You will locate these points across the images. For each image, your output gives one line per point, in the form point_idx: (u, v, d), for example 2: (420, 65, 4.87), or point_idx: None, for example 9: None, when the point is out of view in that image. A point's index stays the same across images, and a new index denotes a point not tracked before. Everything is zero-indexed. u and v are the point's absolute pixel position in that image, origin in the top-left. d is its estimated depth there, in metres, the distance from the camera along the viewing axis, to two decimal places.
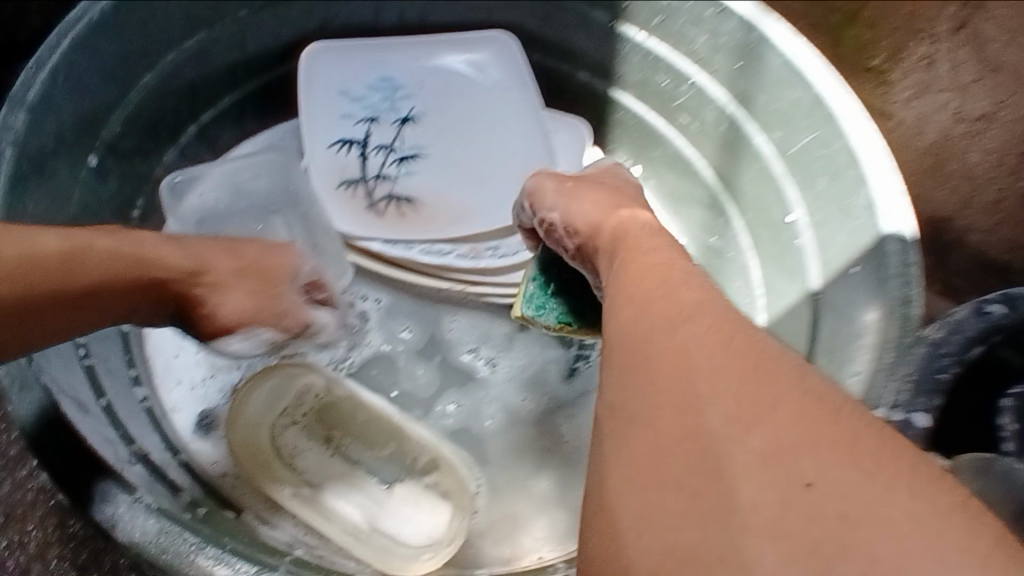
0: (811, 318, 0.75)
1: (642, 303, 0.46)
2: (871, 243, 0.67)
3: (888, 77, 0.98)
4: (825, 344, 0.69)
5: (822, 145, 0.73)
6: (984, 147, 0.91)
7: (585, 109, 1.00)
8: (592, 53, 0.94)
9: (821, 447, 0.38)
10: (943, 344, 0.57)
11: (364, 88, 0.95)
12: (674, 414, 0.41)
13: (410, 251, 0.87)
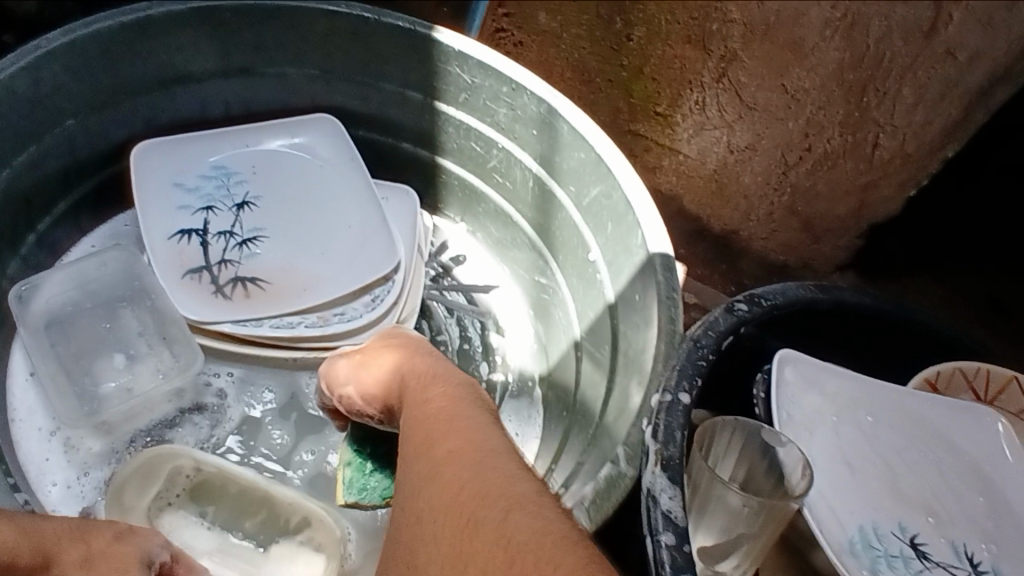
0: (613, 329, 0.92)
1: (422, 442, 0.63)
2: (645, 265, 0.85)
3: (673, 120, 1.13)
4: (622, 365, 0.87)
5: (608, 197, 0.90)
6: (752, 171, 1.14)
7: (410, 177, 1.15)
8: (411, 126, 1.08)
9: (480, 499, 0.55)
10: (701, 339, 0.62)
11: (197, 179, 1.04)
12: (427, 505, 0.58)
13: (261, 328, 0.94)
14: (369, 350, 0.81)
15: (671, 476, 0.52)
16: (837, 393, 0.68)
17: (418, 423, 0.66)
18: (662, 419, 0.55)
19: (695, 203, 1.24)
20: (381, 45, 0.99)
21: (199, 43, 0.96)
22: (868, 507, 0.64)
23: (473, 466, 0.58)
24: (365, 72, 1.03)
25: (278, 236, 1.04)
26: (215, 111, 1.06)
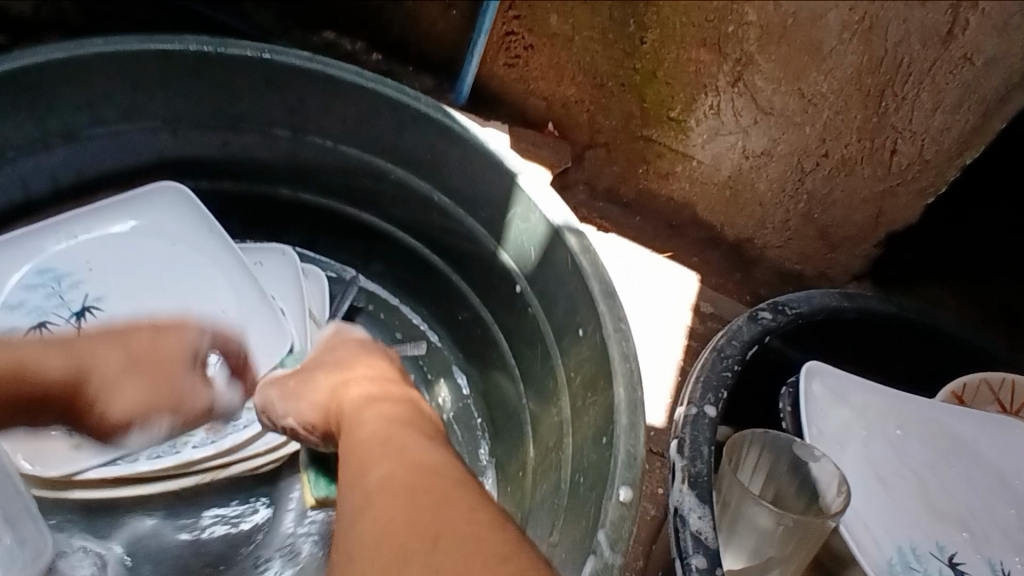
0: (540, 324, 0.69)
1: (374, 474, 0.56)
2: (548, 240, 0.66)
3: (686, 125, 1.09)
4: (577, 424, 0.60)
5: (528, 223, 0.68)
6: (767, 177, 1.09)
7: (318, 235, 0.86)
8: (268, 161, 0.80)
9: (415, 517, 0.51)
10: (725, 349, 0.59)
11: (19, 292, 0.74)
12: (365, 536, 0.52)
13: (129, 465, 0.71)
14: (316, 372, 0.72)
15: (700, 496, 0.48)
16: (868, 405, 0.65)
17: (354, 446, 0.62)
18: (688, 433, 0.52)
19: (708, 211, 1.19)
20: (307, 97, 0.73)
21: (108, 83, 0.70)
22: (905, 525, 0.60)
23: (430, 500, 0.51)
24: (250, 120, 0.76)
25: (126, 306, 0.77)
26: (43, 187, 0.75)
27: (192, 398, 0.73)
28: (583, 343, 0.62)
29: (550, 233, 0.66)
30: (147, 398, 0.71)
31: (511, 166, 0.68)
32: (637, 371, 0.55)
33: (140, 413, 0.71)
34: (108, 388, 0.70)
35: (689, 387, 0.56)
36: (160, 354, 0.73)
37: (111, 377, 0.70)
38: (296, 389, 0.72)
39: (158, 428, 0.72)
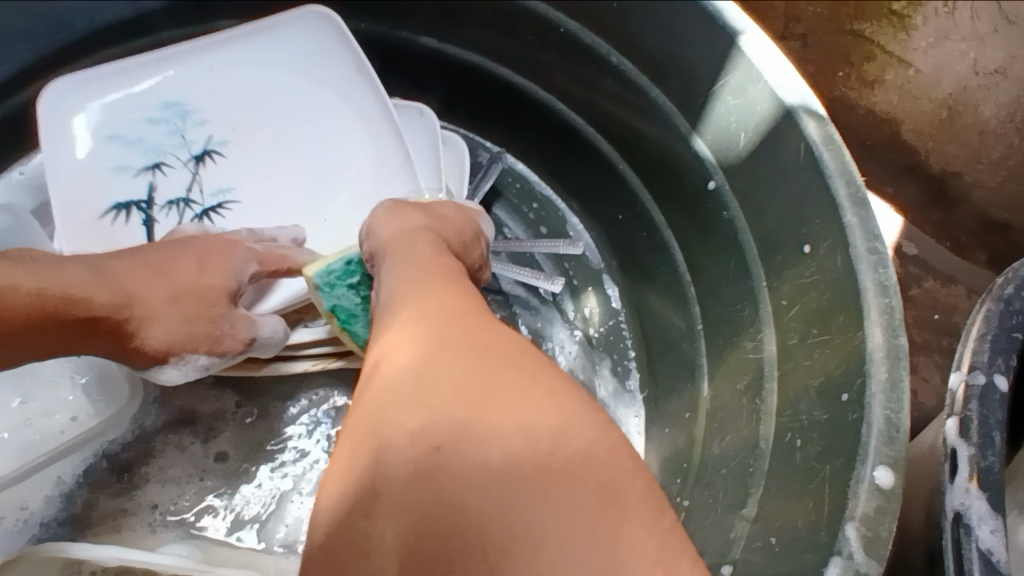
0: (733, 233, 0.53)
1: (449, 309, 0.41)
2: (772, 125, 0.49)
3: (908, 22, 0.80)
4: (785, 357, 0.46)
5: (740, 95, 0.51)
6: (996, 100, 0.79)
7: (469, 98, 0.72)
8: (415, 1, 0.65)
9: (475, 388, 0.36)
10: (1014, 302, 0.43)
11: (141, 128, 0.65)
12: (431, 373, 0.37)
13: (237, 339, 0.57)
14: (418, 212, 0.54)
15: (993, 501, 0.35)
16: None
17: (409, 284, 0.44)
18: (976, 411, 0.37)
19: (913, 133, 0.88)
20: None
21: None
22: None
23: (519, 357, 0.38)
24: None
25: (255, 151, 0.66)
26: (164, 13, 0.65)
27: (231, 339, 0.53)
28: (809, 263, 0.45)
29: (777, 113, 0.48)
30: (191, 331, 0.51)
31: (736, 24, 0.50)
32: (902, 310, 0.39)
33: (178, 350, 0.51)
34: (151, 320, 0.49)
35: (974, 347, 0.40)
36: (196, 283, 0.51)
37: (157, 310, 0.50)
38: (384, 227, 0.53)
39: (191, 367, 0.52)
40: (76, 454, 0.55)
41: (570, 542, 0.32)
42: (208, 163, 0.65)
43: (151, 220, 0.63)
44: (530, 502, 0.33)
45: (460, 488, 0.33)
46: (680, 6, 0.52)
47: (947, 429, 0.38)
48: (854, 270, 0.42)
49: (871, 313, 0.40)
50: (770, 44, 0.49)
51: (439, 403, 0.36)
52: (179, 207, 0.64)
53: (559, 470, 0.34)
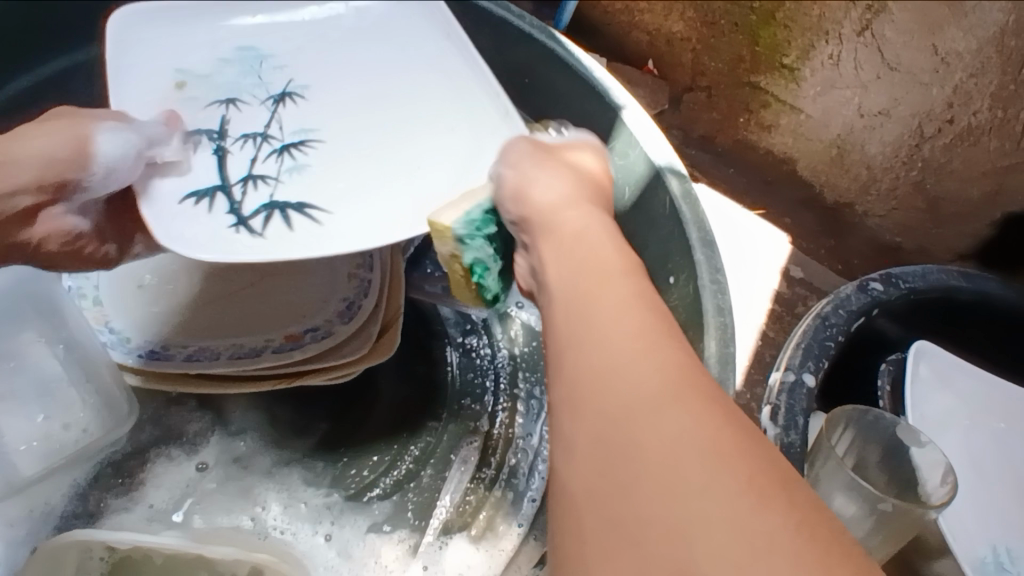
0: None
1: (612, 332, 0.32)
2: (645, 182, 0.62)
3: (799, 74, 0.99)
4: None
5: (622, 156, 0.63)
6: (881, 140, 0.99)
7: None
8: None
9: (641, 358, 0.31)
10: (830, 317, 0.55)
11: (215, 65, 0.63)
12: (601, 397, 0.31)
13: (221, 361, 0.60)
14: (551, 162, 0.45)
15: (791, 466, 0.46)
16: (976, 394, 0.59)
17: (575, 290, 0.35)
18: (784, 400, 0.50)
19: (810, 170, 1.08)
20: None
21: None
22: (1007, 523, 0.54)
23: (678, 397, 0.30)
24: None
25: (334, 95, 0.62)
26: None
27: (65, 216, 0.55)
28: (673, 291, 0.58)
29: (649, 173, 0.61)
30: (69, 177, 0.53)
31: (616, 100, 0.63)
32: (731, 325, 0.52)
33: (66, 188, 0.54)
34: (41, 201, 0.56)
35: (789, 351, 0.53)
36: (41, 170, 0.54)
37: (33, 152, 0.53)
38: (526, 145, 0.48)
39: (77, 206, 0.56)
40: (82, 463, 0.59)
41: (715, 527, 0.27)
42: (288, 104, 0.62)
43: (224, 151, 0.58)
44: (659, 473, 0.28)
45: (617, 455, 0.29)
46: (576, 86, 0.66)
47: (762, 415, 0.50)
48: (702, 295, 0.55)
49: (711, 328, 0.52)
50: (644, 117, 0.62)
51: (619, 377, 0.31)
52: (254, 140, 0.59)
53: (717, 452, 0.28)
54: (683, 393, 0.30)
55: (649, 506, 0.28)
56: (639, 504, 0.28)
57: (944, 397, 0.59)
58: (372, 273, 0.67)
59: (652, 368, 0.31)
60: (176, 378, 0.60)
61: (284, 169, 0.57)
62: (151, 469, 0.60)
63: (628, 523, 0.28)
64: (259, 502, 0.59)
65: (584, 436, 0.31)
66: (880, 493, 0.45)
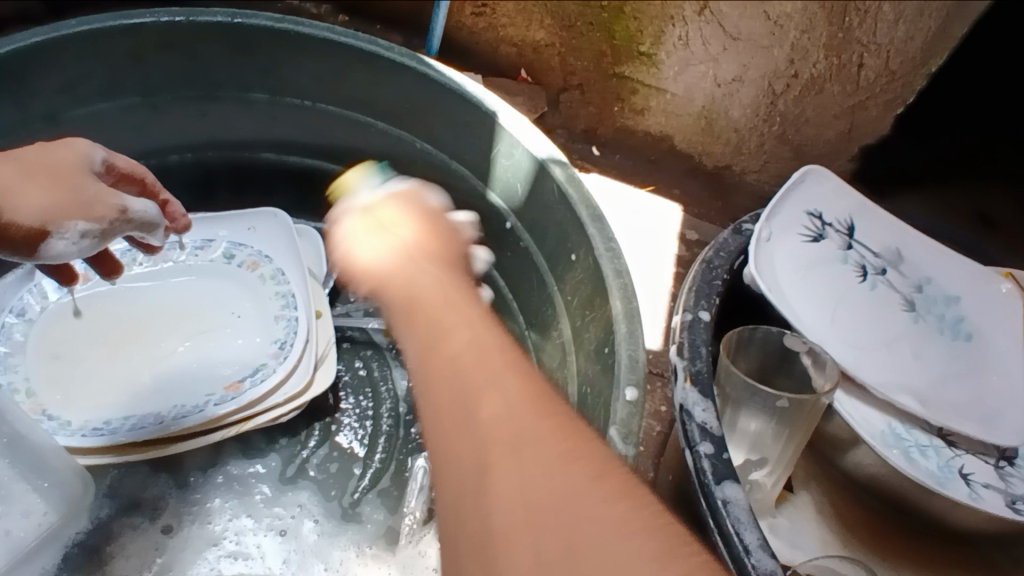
0: (533, 254, 0.70)
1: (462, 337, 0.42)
2: (533, 175, 0.68)
3: (657, 58, 1.08)
4: (577, 337, 0.63)
5: (508, 156, 0.69)
6: (740, 103, 1.09)
7: (308, 203, 0.87)
8: (256, 131, 0.81)
9: (490, 417, 0.36)
10: (713, 261, 0.61)
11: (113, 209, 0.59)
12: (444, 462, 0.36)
13: (165, 423, 0.62)
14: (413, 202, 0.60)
15: (702, 390, 0.51)
16: (856, 236, 0.71)
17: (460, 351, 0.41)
18: (687, 337, 0.55)
19: (686, 142, 1.17)
20: (284, 58, 0.74)
21: (92, 70, 0.71)
22: (871, 352, 0.63)
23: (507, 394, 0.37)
24: (227, 87, 0.77)
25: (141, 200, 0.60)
26: None
27: (103, 204, 0.57)
28: (577, 267, 0.64)
29: (534, 166, 0.67)
30: (56, 200, 0.54)
31: (490, 107, 0.69)
32: (631, 284, 0.58)
33: (52, 216, 0.54)
34: (8, 194, 0.53)
35: (684, 295, 0.59)
36: (50, 161, 0.56)
37: (11, 187, 0.53)
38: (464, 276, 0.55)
39: (75, 237, 0.55)
40: (47, 549, 0.58)
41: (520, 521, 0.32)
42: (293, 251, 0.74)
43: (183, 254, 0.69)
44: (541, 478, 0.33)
45: (497, 448, 0.35)
46: (454, 105, 0.71)
47: (671, 354, 0.55)
48: (601, 263, 0.60)
49: (618, 287, 0.58)
50: (517, 117, 0.68)
51: (470, 422, 0.37)
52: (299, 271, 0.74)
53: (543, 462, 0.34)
54: (540, 462, 0.34)
55: (513, 488, 0.33)
56: (500, 484, 0.34)
57: (825, 237, 0.70)
58: (297, 310, 0.70)
59: (505, 402, 0.37)
60: (125, 449, 0.61)
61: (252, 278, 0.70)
62: (117, 542, 0.60)
63: (494, 486, 0.33)
64: (217, 544, 0.61)
65: (457, 459, 0.36)
66: (779, 392, 0.52)
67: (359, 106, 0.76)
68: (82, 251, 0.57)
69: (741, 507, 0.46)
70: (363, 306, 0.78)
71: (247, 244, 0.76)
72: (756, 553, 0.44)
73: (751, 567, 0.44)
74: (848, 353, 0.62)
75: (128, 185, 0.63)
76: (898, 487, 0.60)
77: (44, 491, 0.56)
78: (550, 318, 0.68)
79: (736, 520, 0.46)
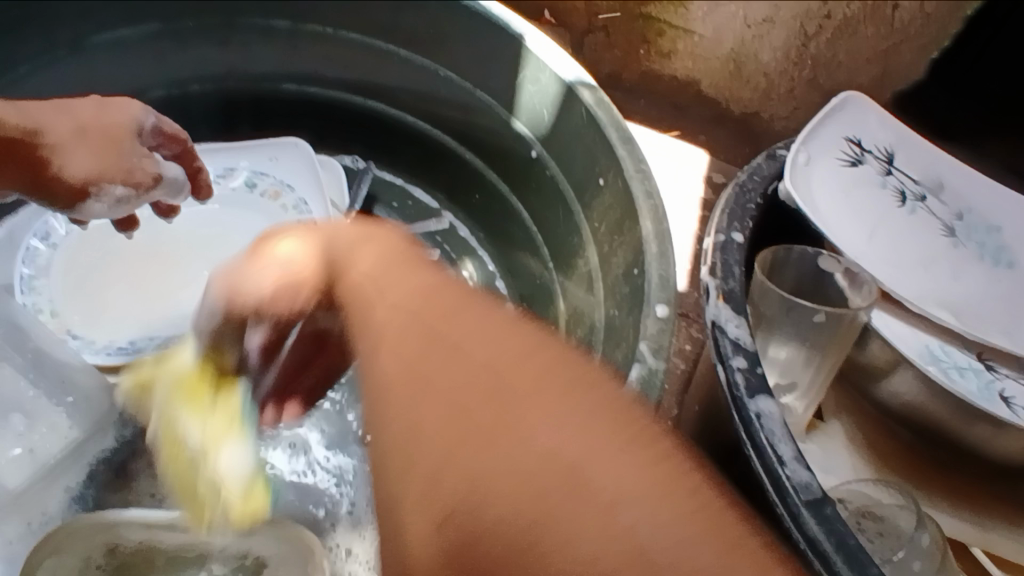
0: (562, 184, 0.69)
1: None
2: (561, 100, 0.66)
3: None
4: (605, 264, 0.62)
5: (534, 81, 0.68)
6: (771, 46, 1.05)
7: (327, 140, 0.84)
8: (276, 62, 0.79)
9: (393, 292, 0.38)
10: (747, 183, 0.60)
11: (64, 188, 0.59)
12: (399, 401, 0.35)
13: (188, 344, 0.62)
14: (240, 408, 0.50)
15: (735, 307, 0.50)
16: (896, 163, 0.69)
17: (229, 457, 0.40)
18: (719, 256, 0.54)
19: (713, 87, 1.12)
20: None
21: None
22: (910, 272, 0.62)
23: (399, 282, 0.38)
24: (247, 13, 0.75)
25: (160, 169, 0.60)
26: None
27: (142, 172, 0.57)
28: (605, 191, 0.62)
29: (562, 91, 0.65)
30: (101, 165, 0.55)
31: (517, 30, 0.66)
32: (662, 205, 0.56)
33: (94, 177, 0.54)
34: (64, 146, 0.53)
35: (718, 216, 0.57)
36: (105, 119, 0.56)
37: (63, 137, 0.53)
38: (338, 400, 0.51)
39: (110, 201, 0.56)
40: (72, 467, 0.58)
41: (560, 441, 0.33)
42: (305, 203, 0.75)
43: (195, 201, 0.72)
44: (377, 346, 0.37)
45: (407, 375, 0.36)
46: (480, 30, 0.69)
47: (703, 274, 0.53)
48: (629, 185, 0.59)
49: (648, 206, 0.57)
50: (544, 40, 0.66)
51: (444, 365, 0.35)
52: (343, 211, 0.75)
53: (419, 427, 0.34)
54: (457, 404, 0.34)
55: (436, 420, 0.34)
56: (430, 448, 0.34)
57: (863, 162, 0.68)
58: None
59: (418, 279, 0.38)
60: (149, 369, 0.61)
61: (294, 211, 0.72)
62: (142, 460, 0.60)
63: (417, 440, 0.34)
64: None
65: (432, 401, 0.35)
66: (816, 307, 0.51)
67: (383, 34, 0.75)
68: (111, 212, 0.58)
69: (775, 421, 0.46)
70: None
71: (270, 173, 0.75)
72: (792, 465, 0.44)
73: (786, 478, 0.44)
74: (885, 273, 0.61)
75: (167, 148, 0.61)
76: (935, 414, 0.58)
77: (69, 406, 0.57)
78: (577, 248, 0.67)
79: (771, 433, 0.45)
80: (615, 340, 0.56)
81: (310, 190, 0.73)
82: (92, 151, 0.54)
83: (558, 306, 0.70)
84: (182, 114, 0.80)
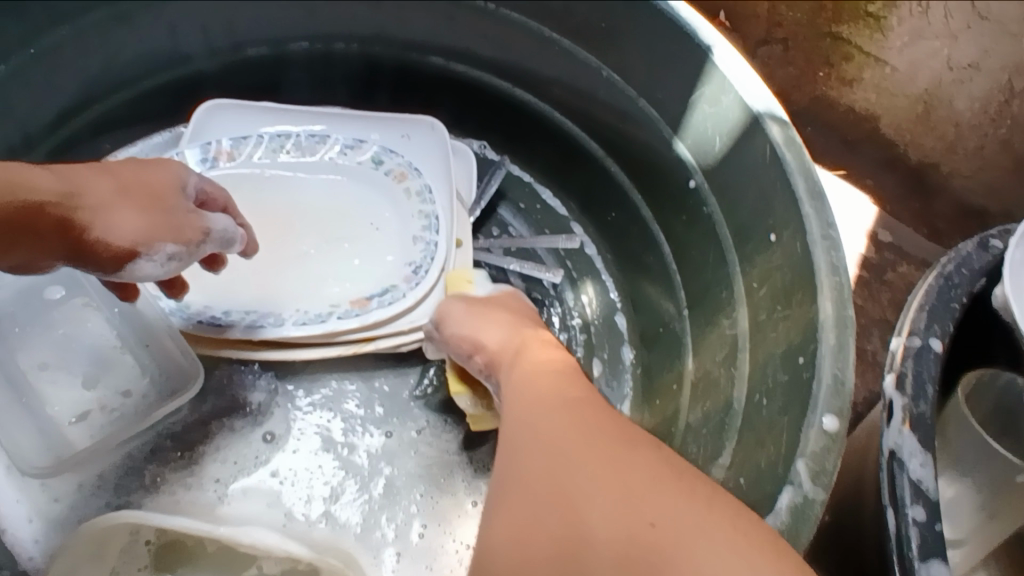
0: (719, 225, 0.60)
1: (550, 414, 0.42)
2: (743, 132, 0.57)
3: None
4: (757, 334, 0.53)
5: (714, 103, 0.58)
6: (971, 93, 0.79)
7: (464, 120, 0.77)
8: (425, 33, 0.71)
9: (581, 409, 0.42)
10: (953, 276, 0.48)
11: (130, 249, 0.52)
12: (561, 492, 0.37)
13: (277, 326, 0.58)
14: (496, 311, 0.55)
15: (922, 438, 0.41)
16: None
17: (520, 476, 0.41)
18: (911, 367, 0.43)
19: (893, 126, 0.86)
20: None
21: None
22: None
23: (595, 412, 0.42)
24: None
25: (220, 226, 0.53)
26: (195, 47, 0.70)
27: (192, 228, 0.50)
28: (775, 249, 0.53)
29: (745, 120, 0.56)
30: (148, 224, 0.48)
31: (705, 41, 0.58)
32: (849, 286, 0.47)
33: (141, 237, 0.47)
34: (101, 208, 0.47)
35: (913, 312, 0.46)
36: (145, 178, 0.51)
37: (101, 200, 0.47)
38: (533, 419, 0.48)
39: (163, 260, 0.49)
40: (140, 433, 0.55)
41: None
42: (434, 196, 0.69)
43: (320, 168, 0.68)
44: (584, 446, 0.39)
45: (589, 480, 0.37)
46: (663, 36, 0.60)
47: (885, 383, 0.44)
48: (808, 254, 0.49)
49: (829, 283, 0.47)
50: (737, 59, 0.57)
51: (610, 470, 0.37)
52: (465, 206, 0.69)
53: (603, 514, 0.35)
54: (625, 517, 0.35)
55: None
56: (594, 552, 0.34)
57: None
58: (439, 235, 0.63)
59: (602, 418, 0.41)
60: (235, 346, 0.57)
61: (415, 198, 0.66)
62: (212, 439, 0.56)
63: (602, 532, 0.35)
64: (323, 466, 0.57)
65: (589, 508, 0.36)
66: None
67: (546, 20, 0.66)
68: (167, 275, 0.50)
69: None
70: (507, 246, 0.71)
71: (398, 152, 0.69)
72: None
73: None
74: None
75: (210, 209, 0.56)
76: None
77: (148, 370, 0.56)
78: (723, 304, 0.58)
79: None
80: (758, 431, 0.47)
81: (436, 178, 0.67)
82: (130, 213, 0.48)
83: (686, 361, 0.61)
84: (320, 70, 0.75)
